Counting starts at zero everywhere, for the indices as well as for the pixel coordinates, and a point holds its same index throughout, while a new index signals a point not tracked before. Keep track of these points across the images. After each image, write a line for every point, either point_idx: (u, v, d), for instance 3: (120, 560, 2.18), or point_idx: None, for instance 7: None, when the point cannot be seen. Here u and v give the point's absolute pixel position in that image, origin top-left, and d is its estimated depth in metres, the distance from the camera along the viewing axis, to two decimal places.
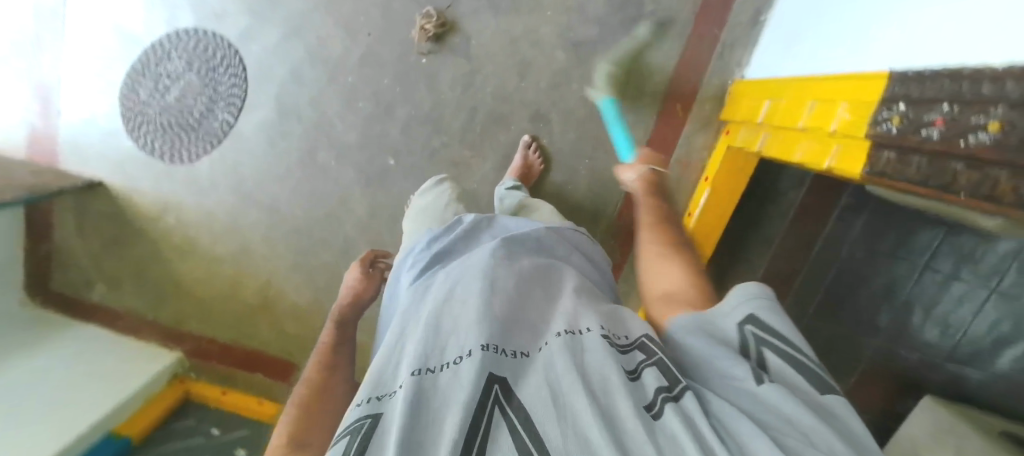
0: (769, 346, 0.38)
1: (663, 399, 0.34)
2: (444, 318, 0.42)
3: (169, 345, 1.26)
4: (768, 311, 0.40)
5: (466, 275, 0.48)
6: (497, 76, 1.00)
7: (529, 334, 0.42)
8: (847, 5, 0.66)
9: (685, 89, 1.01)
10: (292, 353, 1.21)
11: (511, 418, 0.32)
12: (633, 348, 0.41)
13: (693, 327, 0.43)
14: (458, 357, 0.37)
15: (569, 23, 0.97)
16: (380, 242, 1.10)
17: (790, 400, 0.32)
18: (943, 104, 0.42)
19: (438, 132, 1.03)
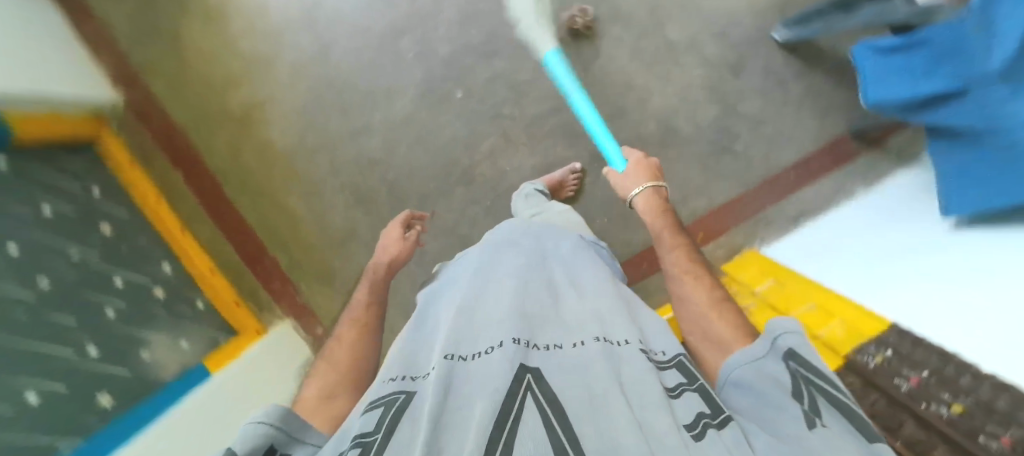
0: (815, 386, 0.39)
1: (704, 424, 0.37)
2: (480, 314, 0.51)
3: (116, 83, 1.11)
4: (806, 348, 0.43)
5: (500, 280, 0.57)
6: (593, 100, 1.00)
7: (558, 332, 0.49)
8: (864, 253, 0.79)
9: (715, 227, 1.05)
10: (228, 180, 1.11)
11: (538, 398, 0.37)
12: (671, 366, 0.47)
13: (743, 361, 0.45)
14: (491, 347, 0.44)
15: (677, 107, 1.00)
16: (392, 149, 1.06)
17: (836, 442, 0.34)
18: (925, 370, 0.53)
19: (514, 103, 1.02)
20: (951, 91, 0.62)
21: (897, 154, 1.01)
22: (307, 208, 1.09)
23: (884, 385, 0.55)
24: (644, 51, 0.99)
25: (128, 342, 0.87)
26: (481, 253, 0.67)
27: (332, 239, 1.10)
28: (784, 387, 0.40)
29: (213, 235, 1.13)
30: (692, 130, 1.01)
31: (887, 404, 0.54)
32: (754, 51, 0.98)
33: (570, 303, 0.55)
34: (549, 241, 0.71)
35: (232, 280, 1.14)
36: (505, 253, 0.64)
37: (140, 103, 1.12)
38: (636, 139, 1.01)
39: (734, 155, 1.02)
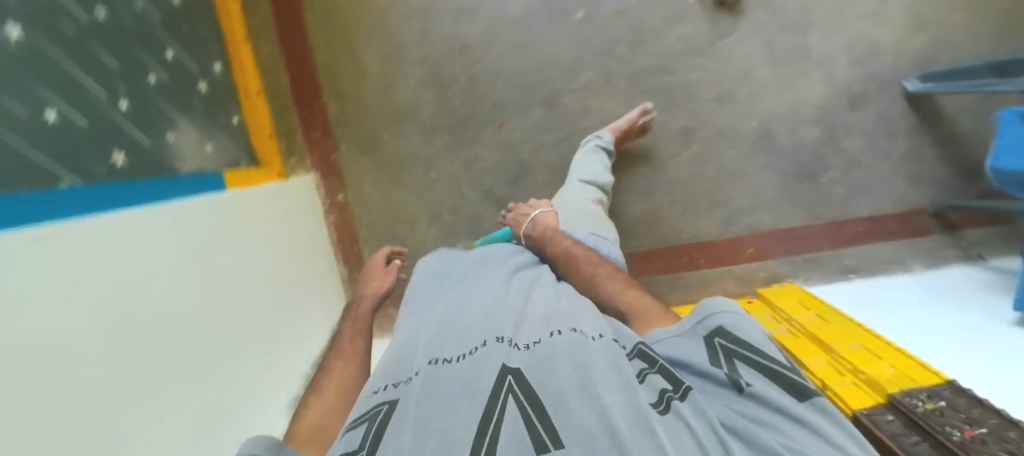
0: (739, 355, 0.43)
1: (668, 398, 0.39)
2: (465, 318, 0.53)
3: None
4: (730, 320, 0.46)
5: (482, 286, 0.61)
6: (708, 76, 0.96)
7: (530, 326, 0.50)
8: (891, 325, 0.84)
9: (765, 248, 1.02)
10: (314, 9, 1.04)
11: (520, 400, 0.38)
12: (636, 355, 0.46)
13: (672, 340, 0.48)
14: (475, 347, 0.47)
15: (783, 116, 0.96)
16: (489, 44, 1.00)
17: (769, 407, 0.38)
18: (982, 429, 0.55)
19: (630, 46, 0.97)
20: None
21: (967, 248, 0.98)
22: (379, 69, 1.02)
23: (933, 429, 0.56)
24: (776, 47, 0.94)
25: (163, 118, 0.81)
26: (459, 264, 0.70)
27: (390, 111, 1.03)
28: (711, 359, 0.44)
29: (273, 58, 1.06)
30: (786, 145, 0.98)
31: (930, 446, 0.56)
32: (880, 91, 0.94)
33: (542, 296, 0.57)
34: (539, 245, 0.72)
35: (275, 112, 1.08)
36: (487, 260, 0.69)
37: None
38: (729, 132, 0.98)
39: (815, 185, 0.99)
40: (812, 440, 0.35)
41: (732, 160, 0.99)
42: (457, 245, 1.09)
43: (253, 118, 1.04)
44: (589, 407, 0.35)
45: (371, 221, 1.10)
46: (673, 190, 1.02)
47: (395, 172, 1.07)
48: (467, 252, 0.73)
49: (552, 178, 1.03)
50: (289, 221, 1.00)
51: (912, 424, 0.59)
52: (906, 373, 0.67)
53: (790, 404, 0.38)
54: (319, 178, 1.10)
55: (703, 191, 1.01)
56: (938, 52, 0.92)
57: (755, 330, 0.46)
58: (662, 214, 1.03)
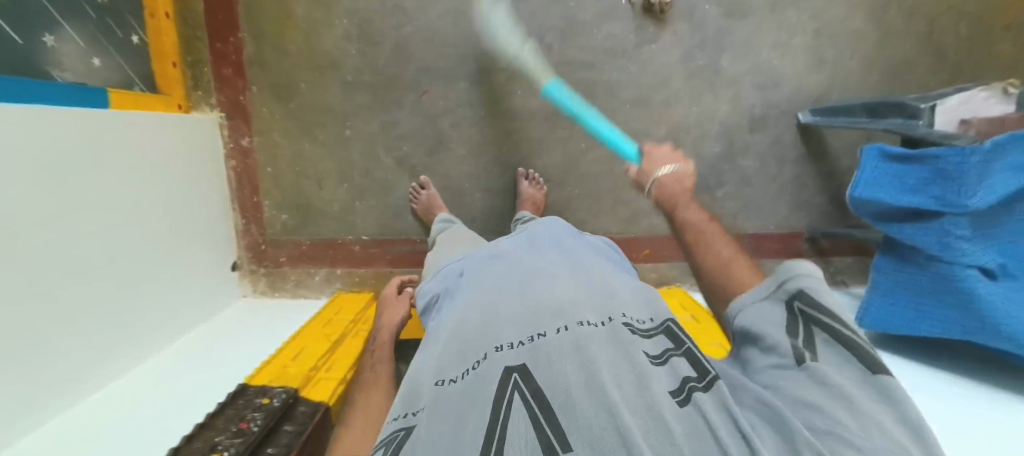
0: (817, 323, 0.42)
1: (690, 390, 0.40)
2: (470, 328, 0.55)
3: None
4: (811, 283, 0.44)
5: (488, 287, 0.62)
6: (628, 79, 1.00)
7: (519, 326, 0.51)
8: None
9: (661, 251, 1.07)
10: None
11: (523, 393, 0.40)
12: (663, 336, 0.50)
13: (744, 310, 0.49)
14: (477, 360, 0.48)
15: (691, 127, 1.02)
16: (423, 9, 0.98)
17: (820, 390, 0.38)
18: None
19: (559, 36, 0.99)
20: (929, 208, 0.71)
21: (833, 273, 1.09)
22: (305, 15, 0.98)
23: None
24: (692, 62, 0.99)
25: (40, 16, 0.73)
26: (465, 270, 0.72)
27: (311, 58, 1.00)
28: (784, 328, 0.44)
29: None
30: (690, 156, 1.03)
31: None
32: (777, 118, 1.02)
33: (542, 287, 0.58)
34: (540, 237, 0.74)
35: (185, 40, 1.01)
36: (494, 256, 0.71)
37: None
38: (640, 135, 1.02)
39: (712, 197, 1.05)
40: (869, 425, 0.33)
41: None
42: (364, 208, 1.07)
43: (156, 41, 0.96)
44: (596, 406, 0.37)
45: (276, 172, 1.05)
46: (582, 183, 1.05)
47: (308, 124, 1.02)
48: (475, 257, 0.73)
49: (468, 153, 1.04)
50: (179, 153, 0.91)
51: None
52: None
53: (852, 387, 0.37)
54: (225, 118, 1.03)
55: (609, 188, 1.05)
56: (830, 90, 1.01)
57: (834, 297, 0.43)
58: (569, 205, 1.06)
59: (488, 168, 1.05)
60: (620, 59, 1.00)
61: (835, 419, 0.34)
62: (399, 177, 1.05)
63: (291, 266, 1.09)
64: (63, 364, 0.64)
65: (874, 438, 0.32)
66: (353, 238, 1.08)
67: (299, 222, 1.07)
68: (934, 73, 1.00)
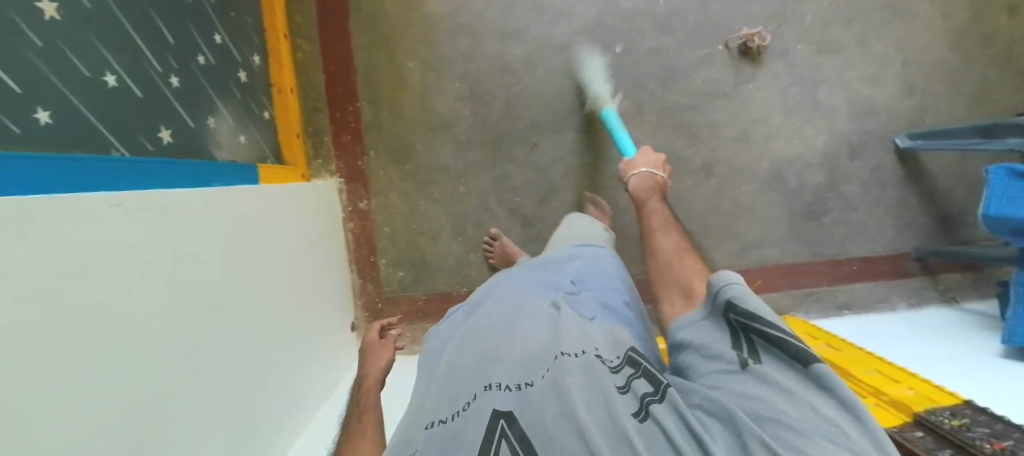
0: (751, 328, 0.48)
1: (648, 404, 0.43)
2: (460, 370, 0.56)
3: None
4: (741, 293, 0.51)
5: (478, 332, 0.64)
6: (729, 117, 1.04)
7: (512, 368, 0.53)
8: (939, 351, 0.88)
9: (773, 281, 1.09)
10: (360, 12, 1.00)
11: (512, 441, 0.41)
12: (624, 367, 0.51)
13: (690, 328, 0.55)
14: (466, 404, 0.49)
15: (792, 159, 1.06)
16: (530, 68, 1.03)
17: (760, 386, 0.42)
18: (1000, 440, 0.61)
19: (663, 84, 1.03)
20: None
21: (944, 291, 1.10)
22: (420, 80, 1.02)
23: (945, 431, 0.64)
24: (789, 98, 1.04)
25: (205, 101, 0.78)
26: (466, 313, 0.75)
27: (426, 121, 1.04)
28: (728, 342, 0.49)
29: (313, 58, 1.01)
30: (794, 186, 1.06)
31: (937, 441, 0.65)
32: (874, 145, 1.06)
33: (529, 328, 0.61)
34: (539, 277, 0.78)
35: (307, 112, 1.04)
36: (487, 302, 0.73)
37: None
38: (744, 170, 1.06)
39: (818, 224, 1.07)
40: (807, 412, 0.38)
41: (747, 197, 1.06)
42: (478, 260, 1.08)
43: (282, 115, 0.99)
44: (570, 431, 0.41)
45: (392, 232, 1.07)
46: (690, 221, 1.06)
47: (422, 184, 1.06)
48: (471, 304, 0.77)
49: (577, 200, 1.06)
50: (316, 219, 0.96)
51: (936, 436, 0.66)
52: (923, 392, 0.73)
53: (793, 382, 0.41)
54: (342, 182, 1.06)
55: (717, 224, 1.07)
56: (923, 115, 1.05)
57: (761, 305, 0.50)
58: None
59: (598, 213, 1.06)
60: (721, 100, 1.04)
61: (775, 407, 0.39)
62: (510, 228, 1.07)
63: (405, 324, 1.09)
64: (240, 443, 0.62)
65: (812, 420, 0.37)
66: (467, 290, 1.09)
67: (415, 278, 1.09)
68: (1019, 94, 1.05)
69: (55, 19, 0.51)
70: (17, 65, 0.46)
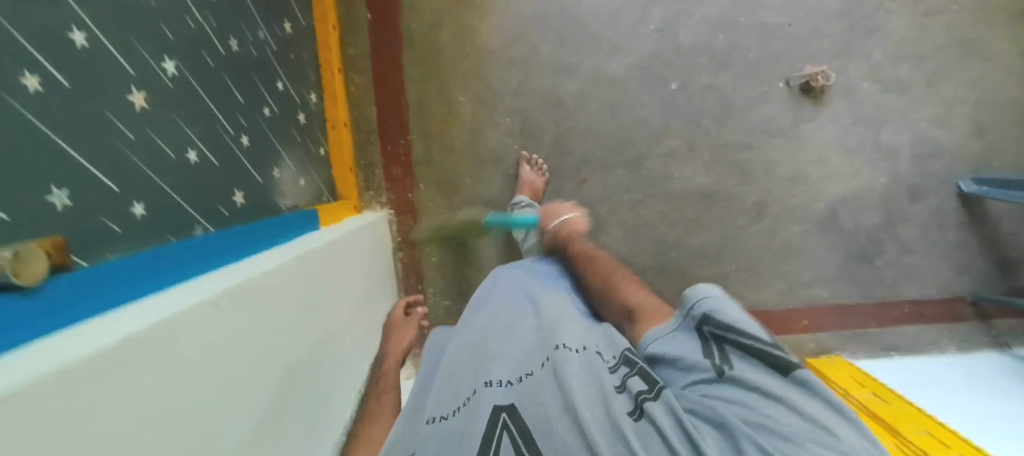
0: (724, 338, 0.46)
1: (642, 402, 0.44)
2: (462, 367, 0.60)
3: None
4: (713, 306, 0.49)
5: (480, 328, 0.68)
6: (786, 157, 1.01)
7: (510, 366, 0.57)
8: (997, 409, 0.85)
9: (820, 321, 1.08)
10: (413, 47, 0.99)
11: (514, 435, 0.45)
12: (619, 365, 0.53)
13: (660, 340, 0.52)
14: (468, 398, 0.54)
15: (849, 201, 1.03)
16: (583, 104, 1.01)
17: (746, 394, 0.41)
18: None
19: (719, 121, 1.00)
20: None
21: (996, 336, 1.08)
22: (471, 114, 1.02)
23: None
24: (850, 138, 1.00)
25: (272, 153, 0.80)
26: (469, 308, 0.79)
27: (475, 155, 1.04)
28: (701, 350, 0.47)
29: (366, 92, 1.02)
30: (849, 228, 1.04)
31: None
32: (937, 188, 1.02)
33: (528, 328, 0.65)
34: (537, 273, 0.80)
35: (358, 144, 1.05)
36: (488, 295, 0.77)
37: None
38: (798, 210, 1.04)
39: (871, 266, 1.06)
40: (794, 417, 0.37)
41: (798, 237, 1.05)
42: None
43: (336, 150, 1.01)
44: (571, 428, 0.43)
45: (440, 261, 1.10)
46: (738, 260, 1.06)
47: (471, 216, 1.07)
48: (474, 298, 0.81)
49: (626, 236, 1.06)
50: (372, 254, 0.98)
51: None
52: None
53: (779, 387, 0.40)
54: (393, 213, 1.08)
55: (766, 263, 1.06)
56: (992, 157, 1.00)
57: (736, 314, 0.49)
58: (727, 280, 1.06)
59: (645, 250, 1.06)
60: (779, 139, 1.01)
61: (764, 413, 0.38)
62: None
63: None
64: None
65: (800, 424, 0.37)
66: None
67: (462, 306, 1.11)
68: None
69: (144, 109, 0.54)
70: (116, 165, 0.49)
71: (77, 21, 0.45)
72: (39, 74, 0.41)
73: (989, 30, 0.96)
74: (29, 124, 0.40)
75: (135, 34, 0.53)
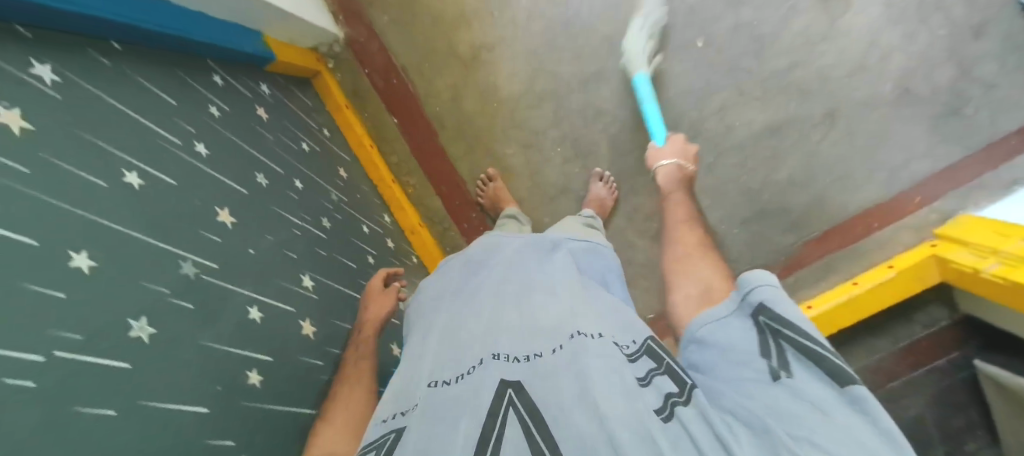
0: (782, 337, 0.37)
1: (673, 405, 0.34)
2: (460, 334, 0.48)
3: (339, 19, 1.01)
4: (775, 299, 0.40)
5: (480, 299, 0.54)
6: (836, 57, 0.97)
7: (519, 336, 0.44)
8: None
9: (930, 194, 0.99)
10: (445, 129, 1.02)
11: (521, 413, 0.34)
12: (642, 355, 0.42)
13: (711, 325, 0.43)
14: (471, 367, 0.41)
15: (916, 68, 0.96)
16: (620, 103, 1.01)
17: (792, 398, 0.32)
18: None
19: (756, 56, 0.98)
20: None
21: None
22: (522, 160, 1.02)
23: None
24: (895, 10, 0.95)
25: None
26: (464, 262, 0.65)
27: (545, 194, 1.03)
28: (752, 346, 0.38)
29: (423, 188, 1.05)
30: (928, 93, 0.97)
31: None
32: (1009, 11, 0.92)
33: (543, 299, 0.50)
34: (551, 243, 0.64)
35: (438, 236, 1.07)
36: (489, 262, 0.62)
37: (355, 37, 1.01)
38: (866, 101, 0.99)
39: (962, 119, 0.96)
40: (848, 439, 0.28)
41: (879, 122, 0.99)
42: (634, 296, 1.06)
43: (423, 251, 1.04)
44: (587, 415, 0.32)
45: None
46: (829, 173, 1.02)
47: None
48: (462, 258, 0.66)
49: (710, 201, 1.06)
50: None
51: None
52: None
53: (825, 399, 0.32)
54: None
55: (857, 165, 1.01)
56: None
57: (800, 310, 0.39)
58: (826, 196, 1.03)
59: (737, 203, 1.06)
60: (825, 43, 0.97)
61: (809, 427, 0.30)
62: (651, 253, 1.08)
63: None
64: None
65: (847, 445, 0.28)
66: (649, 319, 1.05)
67: None
68: None
69: (314, 333, 0.61)
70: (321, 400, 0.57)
71: (250, 301, 0.53)
72: (256, 367, 0.50)
73: None
74: (271, 412, 0.50)
75: (280, 277, 0.60)
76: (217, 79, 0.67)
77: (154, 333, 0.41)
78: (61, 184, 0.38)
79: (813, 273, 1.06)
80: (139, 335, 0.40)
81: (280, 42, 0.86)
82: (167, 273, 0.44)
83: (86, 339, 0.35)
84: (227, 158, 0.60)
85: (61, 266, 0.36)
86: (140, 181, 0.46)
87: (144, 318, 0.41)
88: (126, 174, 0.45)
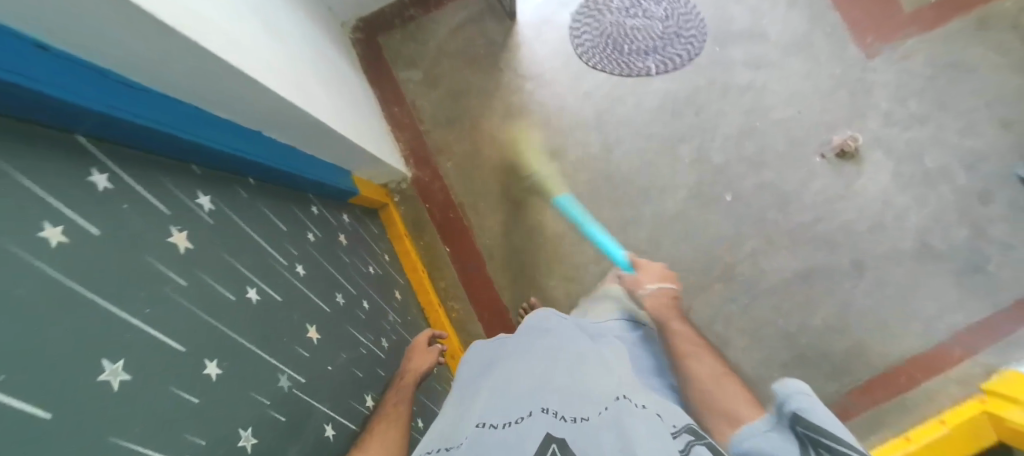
0: (819, 441, 0.35)
1: None
2: (509, 388, 0.42)
3: (409, 161, 1.16)
4: (809, 406, 0.38)
5: (530, 360, 0.47)
6: (857, 215, 1.05)
7: (570, 394, 0.40)
8: None
9: (970, 348, 0.98)
10: (494, 258, 1.09)
11: None
12: (683, 430, 0.36)
13: (748, 437, 0.40)
14: (520, 417, 0.38)
15: (933, 225, 1.02)
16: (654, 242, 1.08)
17: None
18: None
19: (779, 209, 1.07)
20: None
21: None
22: (563, 291, 1.06)
23: None
24: (904, 175, 1.05)
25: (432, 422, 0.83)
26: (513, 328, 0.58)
27: None
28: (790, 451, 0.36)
29: (467, 312, 1.08)
30: (950, 249, 1.01)
31: None
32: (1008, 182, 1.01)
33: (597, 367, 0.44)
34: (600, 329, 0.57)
35: None
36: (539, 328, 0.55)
37: (421, 177, 1.16)
38: (892, 253, 1.03)
39: (987, 276, 0.99)
40: None
41: (906, 276, 1.02)
42: None
43: None
44: None
45: None
46: (867, 321, 1.02)
47: None
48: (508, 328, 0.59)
49: (748, 342, 1.04)
50: None
51: None
52: None
53: None
54: None
55: (893, 315, 1.01)
56: None
57: (840, 421, 0.37)
58: (866, 345, 1.01)
59: (777, 346, 1.04)
60: (844, 202, 1.06)
61: None
62: None
63: None
64: None
65: None
66: None
67: None
68: None
69: None
70: None
71: (327, 418, 0.53)
72: None
73: (970, 47, 1.06)
74: None
75: (349, 397, 0.60)
76: (314, 209, 0.77)
77: (255, 443, 0.41)
78: (205, 297, 0.43)
79: (862, 428, 0.99)
80: (244, 445, 0.40)
81: (362, 180, 1.00)
82: (268, 386, 0.46)
83: (207, 444, 0.36)
84: (319, 280, 0.66)
85: (196, 374, 0.38)
86: (258, 296, 0.51)
87: (250, 428, 0.41)
88: (248, 289, 0.50)
